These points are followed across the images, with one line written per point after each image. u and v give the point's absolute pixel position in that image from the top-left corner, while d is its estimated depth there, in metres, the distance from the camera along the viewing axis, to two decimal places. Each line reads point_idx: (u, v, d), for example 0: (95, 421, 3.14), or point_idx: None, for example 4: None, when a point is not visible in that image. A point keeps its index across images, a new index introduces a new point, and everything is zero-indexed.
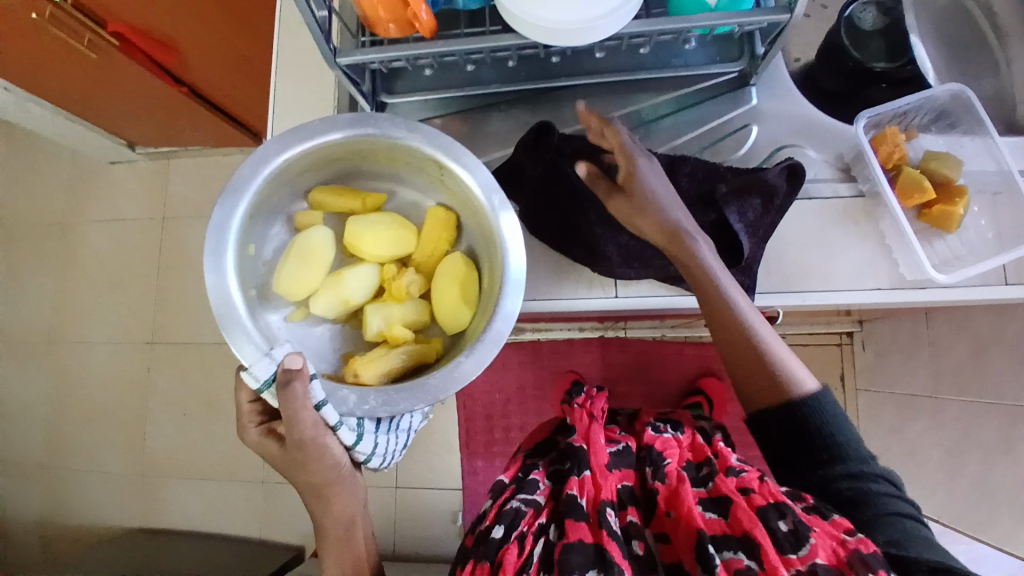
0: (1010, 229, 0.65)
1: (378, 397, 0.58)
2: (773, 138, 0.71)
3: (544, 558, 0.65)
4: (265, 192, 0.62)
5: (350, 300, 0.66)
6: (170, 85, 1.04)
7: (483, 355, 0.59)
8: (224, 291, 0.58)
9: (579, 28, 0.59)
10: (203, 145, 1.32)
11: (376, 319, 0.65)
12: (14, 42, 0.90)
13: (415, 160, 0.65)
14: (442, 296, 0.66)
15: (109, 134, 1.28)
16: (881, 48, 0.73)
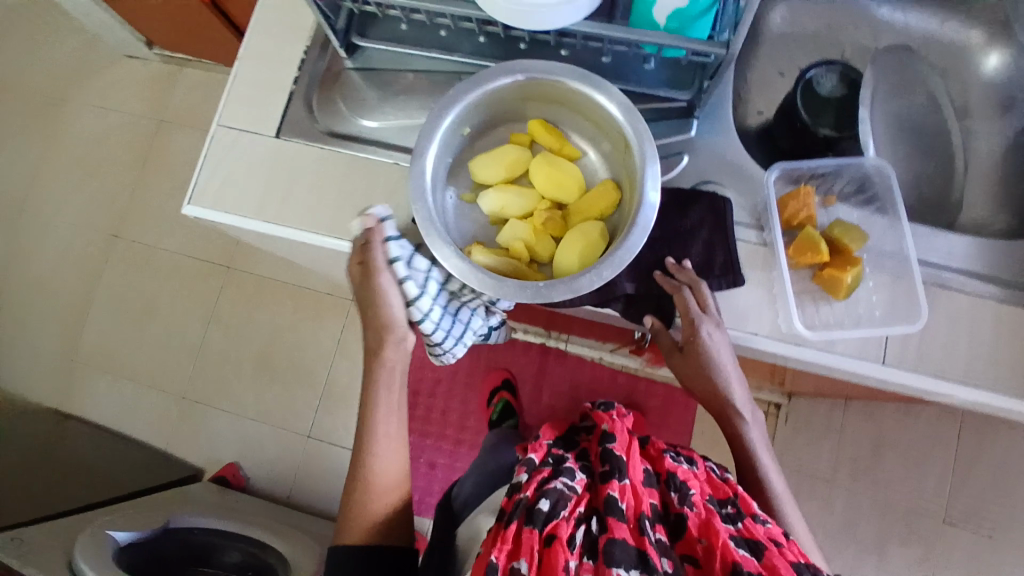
0: (898, 308, 0.61)
1: (466, 268, 0.55)
2: (701, 170, 0.66)
3: (587, 546, 0.51)
4: (516, 91, 0.60)
5: (507, 210, 0.62)
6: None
7: (550, 294, 0.54)
8: (434, 132, 0.58)
9: None
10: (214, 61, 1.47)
11: (513, 238, 0.61)
12: None
13: (610, 132, 0.60)
14: (567, 247, 0.58)
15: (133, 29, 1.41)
16: (834, 115, 0.72)
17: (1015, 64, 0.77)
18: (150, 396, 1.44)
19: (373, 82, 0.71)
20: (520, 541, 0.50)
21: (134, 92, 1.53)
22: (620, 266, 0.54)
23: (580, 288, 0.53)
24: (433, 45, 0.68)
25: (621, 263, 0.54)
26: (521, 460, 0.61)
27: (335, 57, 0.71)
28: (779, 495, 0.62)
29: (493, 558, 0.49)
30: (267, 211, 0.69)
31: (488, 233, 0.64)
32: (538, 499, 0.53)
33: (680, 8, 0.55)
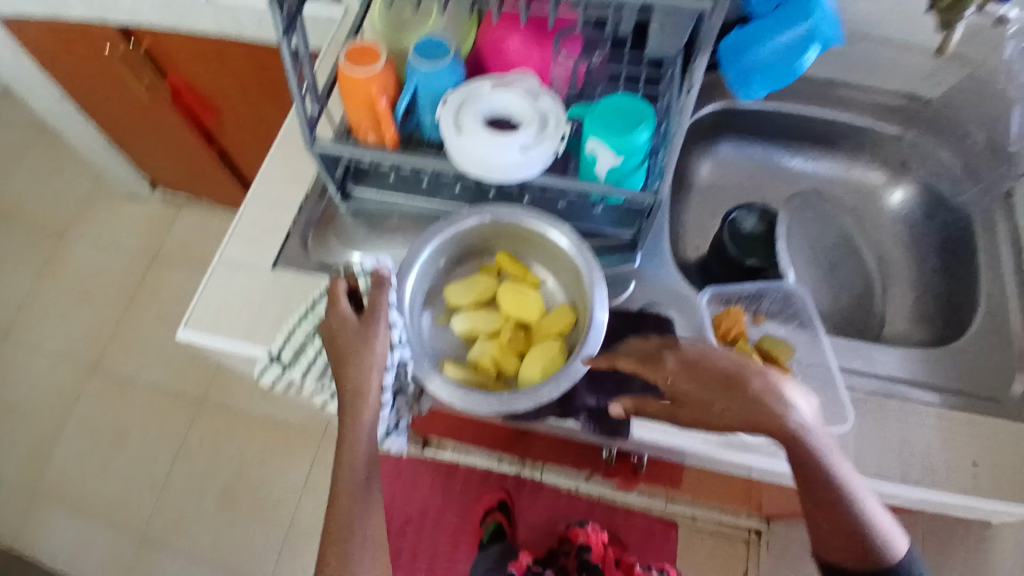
0: (830, 412, 0.68)
1: (438, 382, 0.62)
2: (648, 296, 0.76)
3: None
4: (484, 229, 0.71)
5: (478, 331, 0.70)
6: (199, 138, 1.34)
7: (515, 404, 0.60)
8: (411, 261, 0.67)
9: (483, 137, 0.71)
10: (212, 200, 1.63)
11: (483, 355, 0.68)
12: (92, 69, 1.25)
13: (564, 264, 0.71)
14: (529, 362, 0.65)
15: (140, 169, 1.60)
16: (758, 246, 0.83)
17: (914, 202, 0.93)
18: (107, 536, 1.37)
19: (363, 221, 0.82)
20: None
21: (133, 230, 1.65)
22: (574, 377, 0.61)
23: (544, 396, 0.60)
24: (417, 193, 0.80)
25: (575, 374, 0.61)
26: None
27: (330, 204, 0.83)
28: (851, 485, 0.54)
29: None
30: (259, 335, 0.75)
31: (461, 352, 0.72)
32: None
33: (615, 165, 0.67)
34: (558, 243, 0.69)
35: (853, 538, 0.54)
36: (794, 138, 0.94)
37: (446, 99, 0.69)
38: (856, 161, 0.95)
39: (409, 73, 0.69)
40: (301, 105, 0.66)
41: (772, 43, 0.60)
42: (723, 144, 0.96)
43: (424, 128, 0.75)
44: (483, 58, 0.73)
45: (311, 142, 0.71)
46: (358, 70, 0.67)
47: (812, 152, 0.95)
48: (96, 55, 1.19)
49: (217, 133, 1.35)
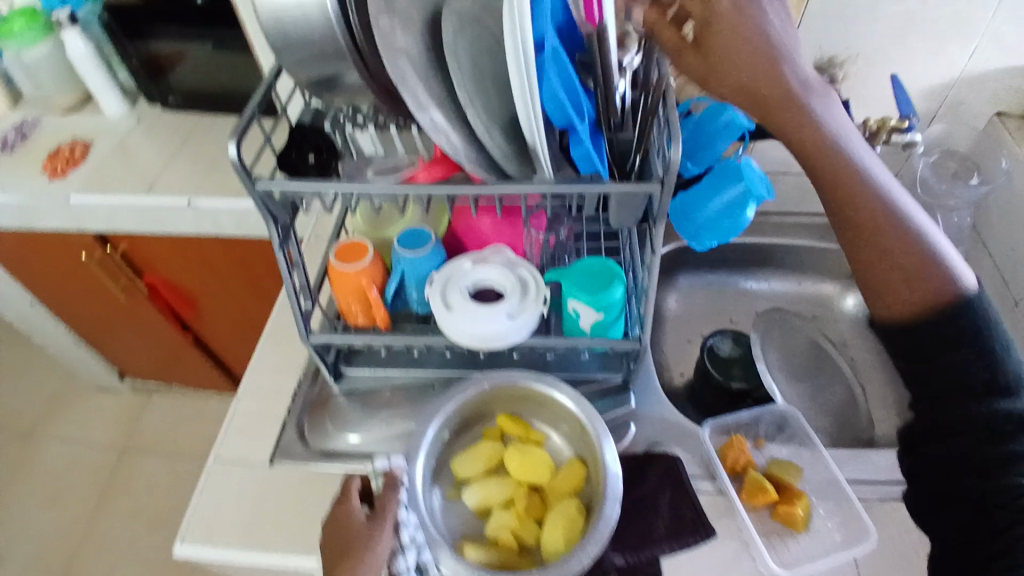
0: (853, 530, 0.69)
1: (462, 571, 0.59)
2: (650, 436, 0.77)
3: None
4: (484, 396, 0.72)
5: (491, 502, 0.68)
6: (176, 327, 1.42)
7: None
8: (416, 442, 0.67)
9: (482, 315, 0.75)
10: (184, 386, 1.64)
11: (500, 529, 0.66)
12: (71, 280, 1.33)
13: (566, 419, 0.72)
14: (550, 528, 0.64)
15: (107, 363, 1.61)
16: (739, 369, 0.87)
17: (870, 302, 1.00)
18: None
19: (357, 401, 0.82)
20: None
21: (102, 423, 1.62)
22: (602, 540, 0.60)
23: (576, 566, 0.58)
24: (409, 364, 0.83)
25: (603, 537, 0.60)
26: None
27: (323, 386, 0.84)
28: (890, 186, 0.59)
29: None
30: (257, 540, 0.71)
31: (477, 527, 0.69)
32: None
33: (598, 320, 0.71)
34: (560, 401, 0.70)
35: (914, 284, 0.60)
36: (746, 265, 1.03)
37: (432, 280, 0.74)
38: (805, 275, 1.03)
39: (396, 260, 0.76)
40: (296, 301, 0.70)
41: (718, 200, 0.66)
42: (683, 277, 1.04)
43: (411, 303, 0.79)
44: (460, 238, 0.79)
45: (307, 334, 0.74)
46: (347, 265, 0.73)
47: (764, 273, 1.04)
48: (76, 266, 1.28)
49: (194, 322, 1.42)
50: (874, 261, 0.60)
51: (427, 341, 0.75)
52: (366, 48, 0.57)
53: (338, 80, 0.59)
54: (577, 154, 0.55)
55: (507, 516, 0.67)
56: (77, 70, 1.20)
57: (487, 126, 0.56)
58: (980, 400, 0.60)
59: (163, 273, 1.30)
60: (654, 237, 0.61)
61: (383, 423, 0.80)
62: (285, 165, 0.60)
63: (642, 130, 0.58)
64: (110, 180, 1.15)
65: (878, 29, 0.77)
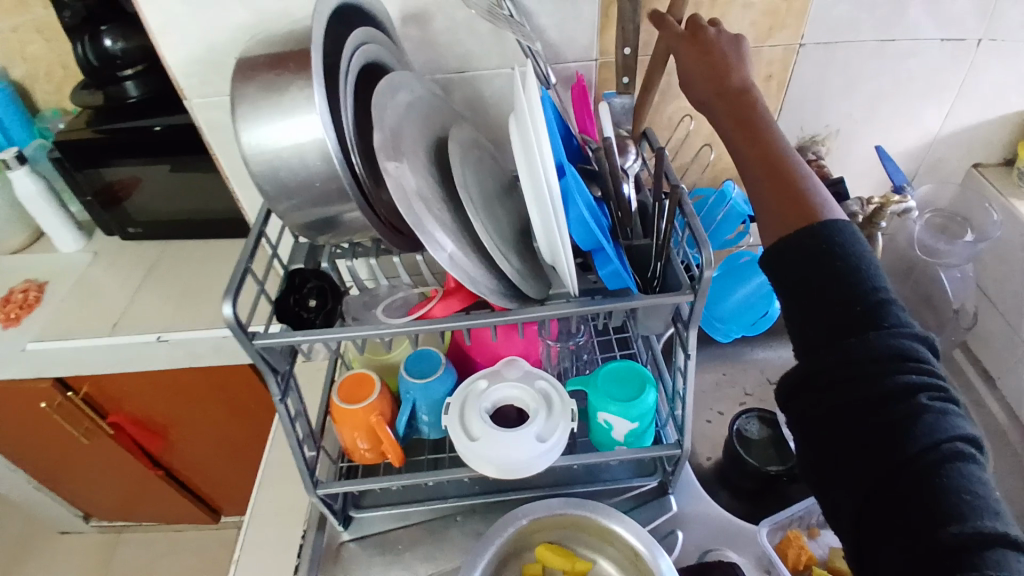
0: None
1: None
2: (699, 543, 0.72)
3: None
4: (522, 530, 0.65)
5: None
6: (145, 463, 1.31)
7: None
8: None
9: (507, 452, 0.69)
10: (159, 519, 1.55)
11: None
12: (27, 426, 1.19)
13: (615, 545, 0.65)
14: None
15: (73, 504, 1.50)
16: (772, 452, 0.83)
17: None
18: None
19: (372, 548, 0.73)
20: None
21: (69, 571, 1.58)
22: None
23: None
24: (425, 495, 0.75)
25: None
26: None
27: (333, 532, 0.75)
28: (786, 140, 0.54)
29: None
30: None
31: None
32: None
33: (632, 429, 0.67)
34: (610, 527, 0.64)
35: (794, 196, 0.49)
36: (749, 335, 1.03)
37: (447, 407, 0.69)
38: None
39: (403, 389, 0.70)
40: (302, 454, 0.63)
41: (738, 291, 0.66)
42: None
43: (424, 430, 0.73)
44: (469, 355, 0.75)
45: (315, 486, 0.67)
46: (355, 403, 0.68)
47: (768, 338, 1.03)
48: (31, 413, 1.16)
49: (166, 454, 1.33)
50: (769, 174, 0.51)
51: (448, 474, 0.69)
52: (368, 187, 0.56)
53: (339, 222, 0.56)
54: (607, 272, 0.53)
55: None
56: (31, 213, 1.14)
57: (502, 250, 0.55)
58: (901, 401, 0.41)
59: (130, 409, 1.20)
60: (686, 343, 0.59)
61: (405, 569, 0.72)
62: (285, 314, 0.56)
63: (661, 240, 0.57)
64: (70, 322, 1.06)
65: (852, 108, 0.81)
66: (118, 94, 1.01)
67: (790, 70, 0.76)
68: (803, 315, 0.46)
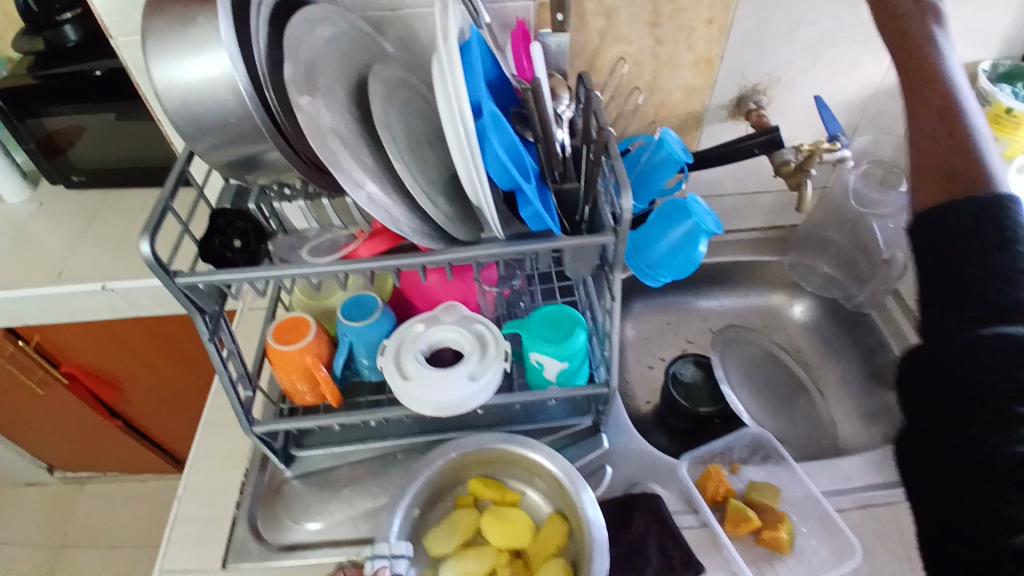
0: (837, 547, 0.69)
1: None
2: (627, 477, 0.75)
3: None
4: (448, 463, 0.69)
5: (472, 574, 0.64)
6: (102, 414, 1.33)
7: None
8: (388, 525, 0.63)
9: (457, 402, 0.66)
10: (117, 469, 1.57)
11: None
12: None
13: (539, 473, 0.69)
14: None
15: (32, 455, 1.51)
16: (706, 395, 0.86)
17: (816, 309, 1.03)
18: None
19: (312, 484, 0.76)
20: None
21: (35, 524, 1.60)
22: None
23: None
24: (366, 435, 0.78)
25: None
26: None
27: (274, 472, 0.77)
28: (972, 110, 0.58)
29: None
30: None
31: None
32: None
33: (563, 368, 0.69)
34: (532, 458, 0.68)
35: (971, 164, 0.54)
36: (695, 285, 1.05)
37: (383, 348, 0.70)
38: (753, 288, 1.07)
39: (340, 331, 0.72)
40: (235, 395, 0.64)
41: (668, 237, 0.67)
42: (636, 303, 1.04)
43: (362, 372, 0.75)
44: (408, 299, 0.76)
45: (250, 425, 0.68)
46: (288, 345, 0.68)
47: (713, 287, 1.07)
48: None
49: (122, 405, 1.34)
50: (945, 145, 0.56)
51: (384, 412, 0.71)
52: (287, 126, 0.56)
53: (261, 161, 0.56)
54: (528, 214, 0.55)
55: None
56: None
57: (427, 193, 0.55)
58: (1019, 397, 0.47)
59: (80, 359, 1.19)
60: (612, 284, 0.61)
61: (344, 503, 0.74)
62: (210, 253, 0.57)
63: (588, 181, 0.59)
64: (13, 272, 1.05)
65: (794, 56, 0.81)
66: (54, 38, 0.98)
67: (732, 13, 0.75)
68: (949, 290, 0.52)
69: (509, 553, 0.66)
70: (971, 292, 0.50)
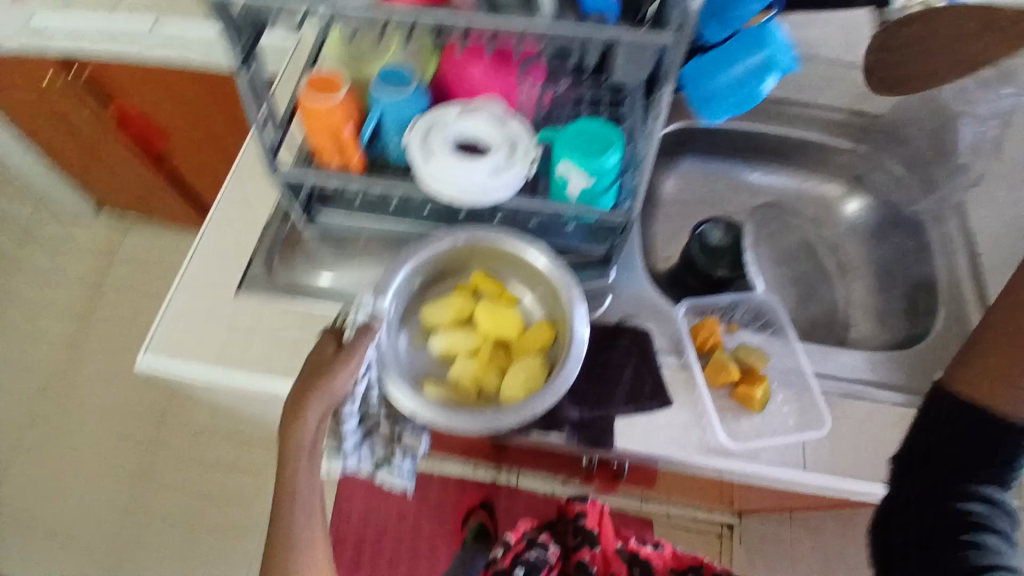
0: (803, 418, 0.71)
1: (419, 402, 0.62)
2: (622, 310, 0.77)
3: None
4: (455, 248, 0.72)
5: (455, 348, 0.70)
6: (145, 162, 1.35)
7: (505, 420, 0.61)
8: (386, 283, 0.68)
9: (476, 191, 0.66)
10: (163, 220, 1.60)
11: (460, 371, 0.68)
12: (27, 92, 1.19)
13: (537, 278, 0.72)
14: (511, 377, 0.66)
15: (79, 187, 1.54)
16: (725, 258, 0.84)
17: (872, 207, 0.98)
18: (58, 568, 1.30)
19: (329, 244, 0.80)
20: None
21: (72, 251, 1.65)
22: (556, 390, 0.62)
23: (532, 411, 0.61)
24: (386, 214, 0.80)
25: (557, 388, 0.62)
26: (505, 535, 0.89)
27: (294, 226, 0.81)
28: None
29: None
30: (229, 359, 0.73)
31: (439, 370, 0.72)
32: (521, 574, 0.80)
33: (586, 187, 0.67)
34: (535, 261, 0.70)
35: None
36: (750, 155, 0.99)
37: (413, 124, 0.69)
38: (814, 173, 1.01)
39: (374, 98, 0.70)
40: (260, 134, 0.66)
41: (729, 71, 0.62)
42: (685, 159, 0.99)
43: (387, 149, 0.74)
44: (448, 87, 0.73)
45: (273, 167, 0.69)
46: (321, 101, 0.66)
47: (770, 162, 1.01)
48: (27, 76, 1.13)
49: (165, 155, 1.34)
50: None
51: (404, 190, 0.71)
52: None
53: None
54: None
55: (470, 363, 0.69)
56: None
57: None
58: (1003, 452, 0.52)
59: (126, 95, 1.17)
60: (660, 100, 0.58)
61: (354, 269, 0.79)
62: None
63: None
64: None
65: None
66: None
67: None
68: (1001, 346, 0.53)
69: (494, 341, 0.71)
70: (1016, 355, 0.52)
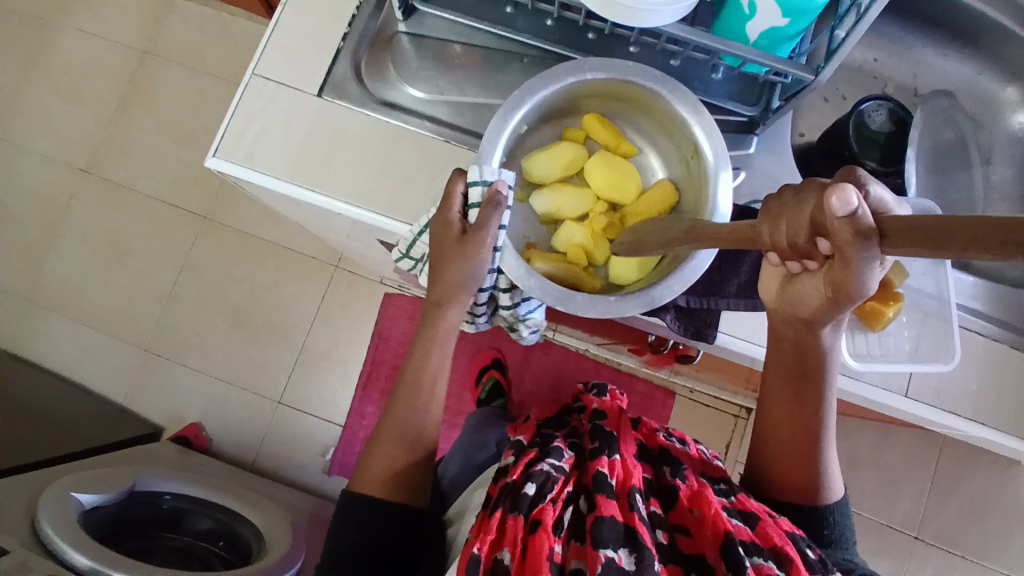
0: (925, 347, 0.63)
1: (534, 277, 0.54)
2: (753, 192, 0.67)
3: (574, 526, 0.52)
4: (576, 88, 0.58)
5: (563, 211, 0.60)
6: None
7: (630, 306, 0.53)
8: (498, 128, 0.55)
9: (641, 10, 0.51)
10: None
11: (568, 242, 0.60)
12: None
13: (673, 131, 0.60)
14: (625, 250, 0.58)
15: None
16: (881, 149, 0.72)
17: None
18: (110, 346, 1.34)
19: (425, 52, 0.67)
20: (505, 529, 0.50)
21: (109, 15, 1.41)
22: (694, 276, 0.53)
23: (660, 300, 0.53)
24: (497, 21, 0.65)
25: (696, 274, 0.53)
26: (511, 442, 0.61)
27: (389, 19, 0.67)
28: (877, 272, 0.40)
29: (475, 549, 0.48)
30: (305, 175, 0.64)
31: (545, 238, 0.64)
32: (524, 482, 0.52)
33: (776, 27, 0.53)
34: (679, 116, 0.57)
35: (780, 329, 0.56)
36: (935, 26, 0.82)
37: None
38: (988, 66, 0.85)
39: None
40: None
41: None
42: None
43: None
44: None
45: None
46: None
47: (954, 39, 0.83)
48: None
49: None
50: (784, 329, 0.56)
51: None
52: None
53: None
54: None
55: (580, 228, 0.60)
56: None
57: None
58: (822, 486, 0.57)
59: None
60: None
61: (454, 85, 0.67)
62: None
63: None
64: None
65: None
66: None
67: None
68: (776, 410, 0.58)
69: (605, 203, 0.61)
70: (790, 414, 0.57)
